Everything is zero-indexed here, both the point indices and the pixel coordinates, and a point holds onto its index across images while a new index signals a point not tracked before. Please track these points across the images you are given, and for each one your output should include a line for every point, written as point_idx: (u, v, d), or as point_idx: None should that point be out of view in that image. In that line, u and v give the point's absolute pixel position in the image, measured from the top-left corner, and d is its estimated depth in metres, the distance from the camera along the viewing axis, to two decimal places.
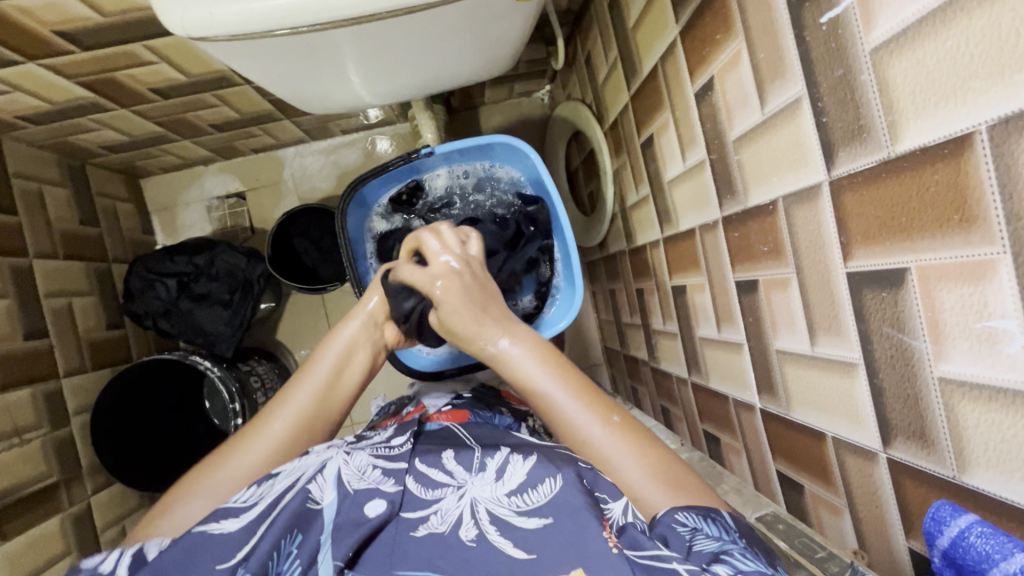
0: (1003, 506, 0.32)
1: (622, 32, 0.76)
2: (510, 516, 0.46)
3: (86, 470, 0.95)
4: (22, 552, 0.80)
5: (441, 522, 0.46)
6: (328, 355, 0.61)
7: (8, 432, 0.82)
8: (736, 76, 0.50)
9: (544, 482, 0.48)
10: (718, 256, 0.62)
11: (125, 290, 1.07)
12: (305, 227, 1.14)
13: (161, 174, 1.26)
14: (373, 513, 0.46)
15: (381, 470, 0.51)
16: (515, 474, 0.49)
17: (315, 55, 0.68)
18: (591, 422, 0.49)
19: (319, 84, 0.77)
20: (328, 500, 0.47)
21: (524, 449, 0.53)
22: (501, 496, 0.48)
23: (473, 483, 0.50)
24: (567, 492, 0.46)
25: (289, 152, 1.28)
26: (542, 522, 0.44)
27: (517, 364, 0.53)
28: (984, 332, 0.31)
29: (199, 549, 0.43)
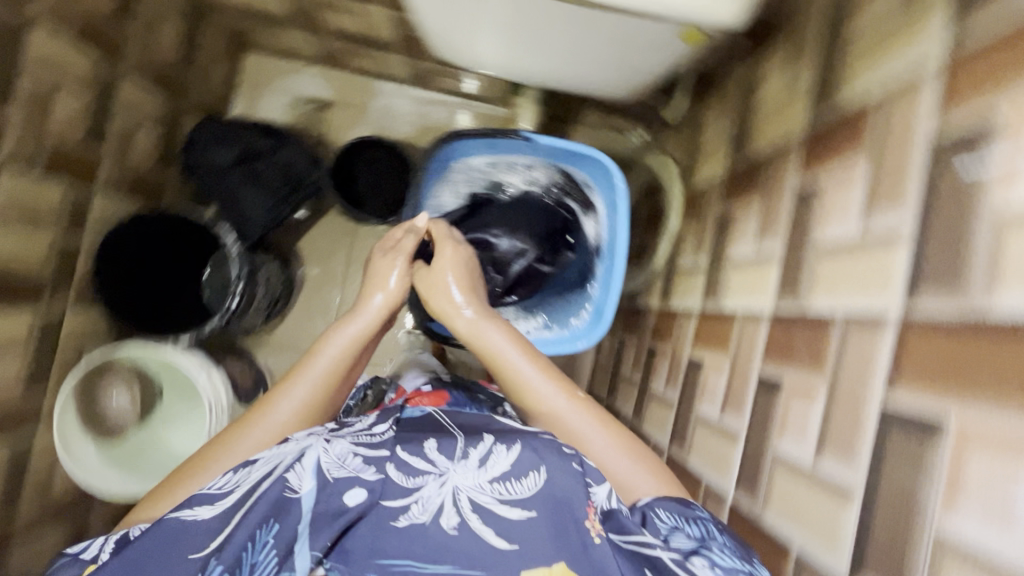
0: None
1: (744, 112, 0.79)
2: (493, 505, 0.46)
3: (75, 286, 0.94)
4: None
5: (422, 512, 0.46)
6: (332, 347, 0.61)
7: (31, 218, 0.82)
8: (847, 190, 0.52)
9: (529, 475, 0.48)
10: (750, 347, 0.63)
11: (188, 137, 1.08)
12: (370, 158, 1.16)
13: (262, 54, 1.29)
14: (352, 503, 0.45)
15: (362, 458, 0.50)
16: (499, 463, 0.49)
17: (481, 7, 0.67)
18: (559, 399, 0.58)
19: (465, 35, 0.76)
20: (305, 489, 0.46)
21: (509, 438, 0.52)
22: (484, 484, 0.47)
23: (455, 472, 0.48)
24: (554, 485, 0.47)
25: (385, 86, 1.31)
26: (525, 515, 0.45)
27: (487, 337, 0.64)
28: (1006, 507, 0.34)
29: (174, 538, 0.45)
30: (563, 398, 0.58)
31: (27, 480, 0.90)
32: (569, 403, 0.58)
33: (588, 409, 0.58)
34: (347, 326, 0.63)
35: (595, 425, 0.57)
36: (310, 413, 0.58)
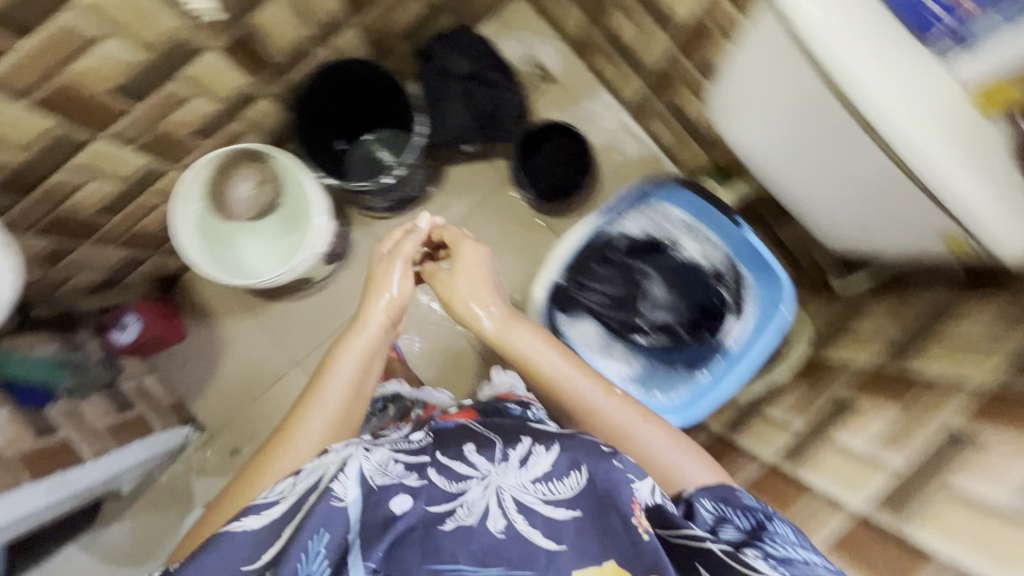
0: None
1: (918, 328, 0.80)
2: (536, 503, 0.53)
3: (287, 80, 0.99)
4: (215, 78, 0.85)
5: (468, 515, 0.53)
6: (343, 367, 0.74)
7: (306, 15, 0.89)
8: (1015, 461, 0.52)
9: (569, 475, 0.55)
10: (816, 528, 0.63)
11: (449, 31, 1.12)
12: (557, 143, 1.18)
13: (530, 10, 1.36)
14: (400, 509, 0.53)
15: (404, 465, 0.59)
16: (539, 462, 0.57)
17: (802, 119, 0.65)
18: (596, 397, 0.75)
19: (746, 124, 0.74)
20: (352, 497, 0.53)
21: (547, 439, 0.61)
22: (527, 485, 0.55)
23: (496, 474, 0.57)
24: (589, 487, 0.54)
25: (605, 98, 1.37)
26: (569, 512, 0.52)
27: (515, 334, 0.78)
28: None
29: (233, 547, 0.51)
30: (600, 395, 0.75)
31: (138, 199, 0.95)
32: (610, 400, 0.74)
33: (625, 408, 0.74)
34: (350, 348, 0.76)
35: (638, 418, 0.73)
36: (335, 425, 0.71)
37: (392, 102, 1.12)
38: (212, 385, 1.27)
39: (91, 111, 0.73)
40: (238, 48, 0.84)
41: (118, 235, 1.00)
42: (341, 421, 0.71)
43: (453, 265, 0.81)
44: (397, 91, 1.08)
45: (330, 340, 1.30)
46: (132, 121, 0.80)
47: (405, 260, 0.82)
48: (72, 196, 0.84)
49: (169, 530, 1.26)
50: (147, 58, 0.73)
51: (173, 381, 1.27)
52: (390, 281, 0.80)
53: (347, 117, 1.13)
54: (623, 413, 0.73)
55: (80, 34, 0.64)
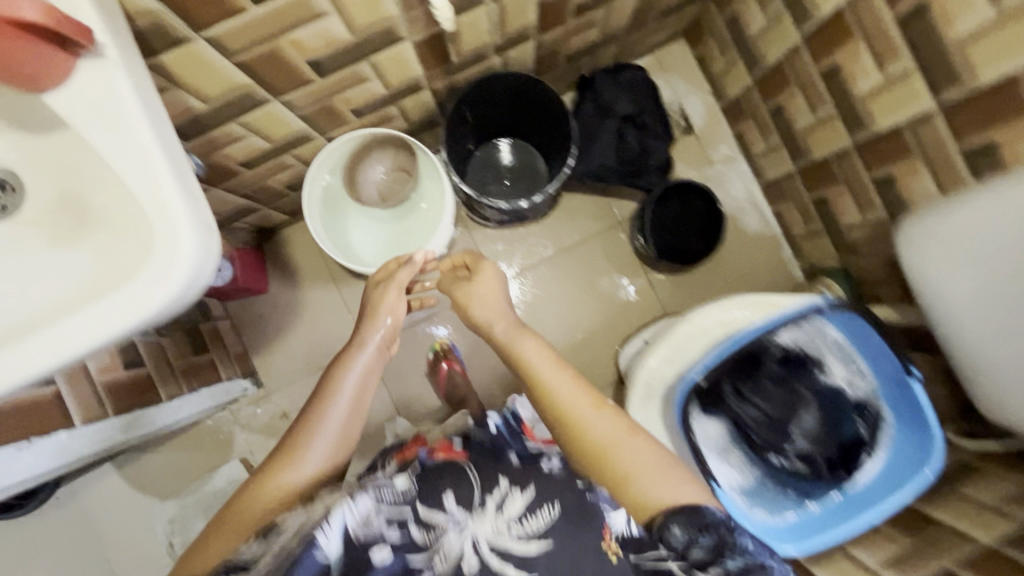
0: None
1: None
2: (513, 542, 0.62)
3: (453, 79, 0.96)
4: (397, 67, 0.82)
5: (443, 560, 0.61)
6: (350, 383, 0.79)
7: (502, 25, 0.85)
8: None
9: (541, 510, 0.64)
10: None
11: (618, 67, 1.07)
12: (691, 204, 1.13)
13: (691, 57, 1.31)
14: (379, 562, 0.61)
15: (382, 517, 0.65)
16: (513, 504, 0.65)
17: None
18: (565, 377, 0.75)
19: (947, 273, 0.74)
20: (330, 550, 0.60)
21: (525, 480, 0.67)
22: (506, 527, 0.63)
23: (473, 521, 0.63)
24: (561, 524, 0.63)
25: (741, 166, 1.32)
26: (540, 546, 0.61)
27: (520, 346, 0.80)
28: None
29: None
30: (585, 405, 0.72)
31: (278, 158, 0.94)
32: (592, 412, 0.71)
33: (615, 422, 0.71)
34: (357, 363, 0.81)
35: (627, 435, 0.69)
36: (338, 439, 0.75)
37: (542, 119, 1.09)
38: (279, 344, 1.27)
39: (282, 77, 0.71)
40: (430, 44, 0.81)
41: (246, 186, 0.99)
42: (346, 435, 0.76)
43: (472, 279, 0.89)
44: (552, 111, 1.05)
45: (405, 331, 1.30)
46: (311, 92, 0.78)
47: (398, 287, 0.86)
48: (227, 146, 0.82)
49: (202, 471, 1.26)
50: (353, 39, 0.70)
51: (244, 329, 1.26)
52: (388, 306, 0.85)
53: (492, 121, 1.12)
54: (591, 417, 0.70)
55: (310, 9, 0.61)
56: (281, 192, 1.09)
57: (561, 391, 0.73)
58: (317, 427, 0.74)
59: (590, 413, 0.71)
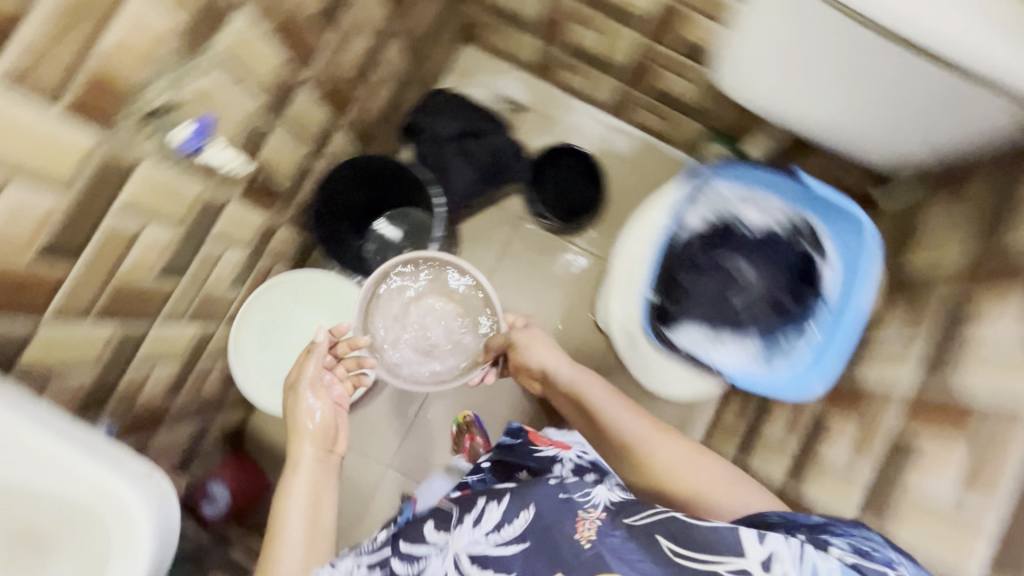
0: None
1: (996, 208, 0.79)
2: (488, 549, 0.63)
3: (298, 202, 0.99)
4: (238, 222, 0.83)
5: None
6: (303, 485, 0.77)
7: (303, 128, 0.88)
8: None
9: (518, 517, 0.64)
10: (1004, 436, 0.61)
11: (425, 104, 1.15)
12: (563, 164, 1.20)
13: (482, 51, 1.38)
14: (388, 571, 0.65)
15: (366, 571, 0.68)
16: (490, 517, 0.65)
17: (793, 68, 0.76)
18: (598, 399, 0.88)
19: (778, 86, 0.81)
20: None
21: (496, 494, 0.68)
22: (479, 537, 0.64)
23: (455, 538, 0.65)
24: (540, 523, 0.63)
25: (582, 107, 1.38)
26: (518, 547, 0.61)
27: (579, 381, 0.90)
28: None
29: None
30: (625, 408, 0.86)
31: (193, 368, 0.93)
32: (650, 430, 0.82)
33: (640, 420, 0.84)
34: (302, 471, 0.78)
35: (654, 431, 0.82)
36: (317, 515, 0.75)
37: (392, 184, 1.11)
38: None
39: (143, 300, 0.71)
40: (253, 187, 0.82)
41: (187, 408, 0.97)
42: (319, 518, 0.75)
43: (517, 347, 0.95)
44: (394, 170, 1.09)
45: (406, 435, 1.25)
46: (179, 294, 0.79)
47: (309, 382, 0.83)
48: (142, 390, 0.81)
49: None
50: (182, 229, 0.72)
51: None
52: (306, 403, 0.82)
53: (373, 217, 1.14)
54: (620, 410, 0.85)
55: (123, 232, 0.62)
56: (220, 394, 1.08)
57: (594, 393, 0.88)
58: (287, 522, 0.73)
59: (632, 425, 0.83)
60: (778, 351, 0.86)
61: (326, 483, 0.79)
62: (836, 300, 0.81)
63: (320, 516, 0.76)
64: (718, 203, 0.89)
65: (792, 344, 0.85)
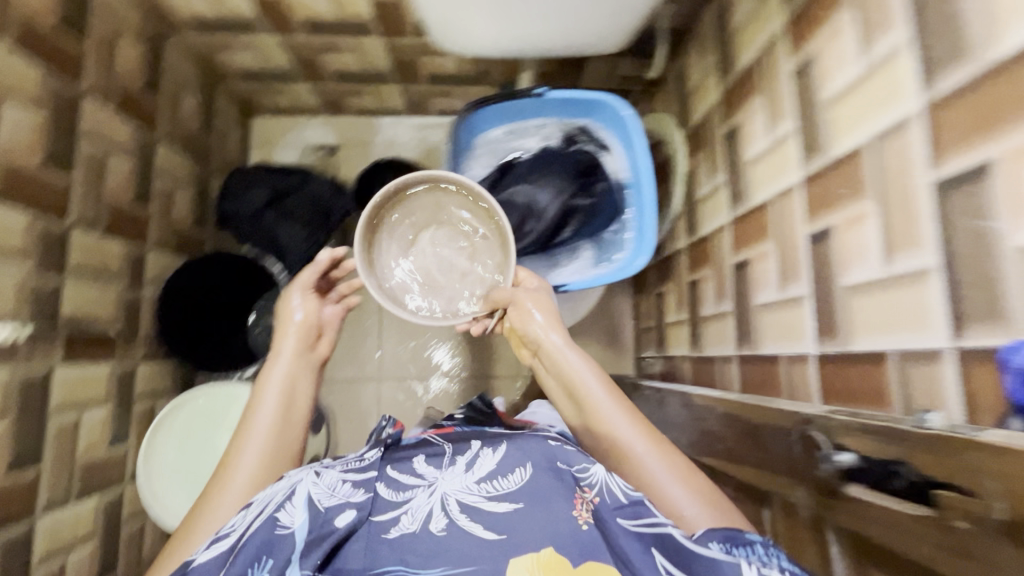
0: (986, 353, 0.40)
1: (722, 39, 0.87)
2: (480, 501, 0.57)
3: (143, 336, 0.97)
4: (75, 383, 0.81)
5: (412, 520, 0.56)
6: (276, 391, 0.72)
7: (99, 268, 0.86)
8: (840, 42, 0.58)
9: (514, 471, 0.61)
10: (790, 219, 0.68)
11: (223, 189, 1.13)
12: (387, 179, 1.23)
13: (270, 115, 1.39)
14: (343, 523, 0.54)
15: (350, 484, 0.59)
16: (484, 464, 0.62)
17: (453, 7, 0.76)
18: (596, 395, 0.70)
19: (458, 28, 0.81)
20: (296, 523, 0.54)
21: (492, 442, 0.65)
22: (471, 487, 0.59)
23: (443, 480, 0.60)
24: (537, 483, 0.59)
25: (385, 121, 1.41)
26: (512, 506, 0.57)
27: (567, 361, 0.74)
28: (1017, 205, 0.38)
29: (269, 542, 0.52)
30: (642, 443, 0.63)
31: (120, 535, 0.91)
32: (646, 447, 0.63)
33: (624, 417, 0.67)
34: (279, 366, 0.75)
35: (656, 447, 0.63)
36: (269, 459, 0.66)
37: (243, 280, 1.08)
38: None
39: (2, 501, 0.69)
40: (72, 344, 0.81)
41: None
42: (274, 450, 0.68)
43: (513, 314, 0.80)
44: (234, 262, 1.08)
45: None
46: (49, 477, 0.76)
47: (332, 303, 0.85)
48: None
49: None
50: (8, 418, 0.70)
51: None
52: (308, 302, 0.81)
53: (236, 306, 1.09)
54: (610, 410, 0.68)
55: None
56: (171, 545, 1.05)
57: (594, 393, 0.70)
58: (252, 424, 0.69)
59: (624, 430, 0.66)
60: (609, 245, 0.87)
61: (289, 430, 0.71)
62: (630, 173, 0.85)
63: (292, 405, 0.73)
64: (494, 145, 0.91)
65: (620, 233, 0.87)
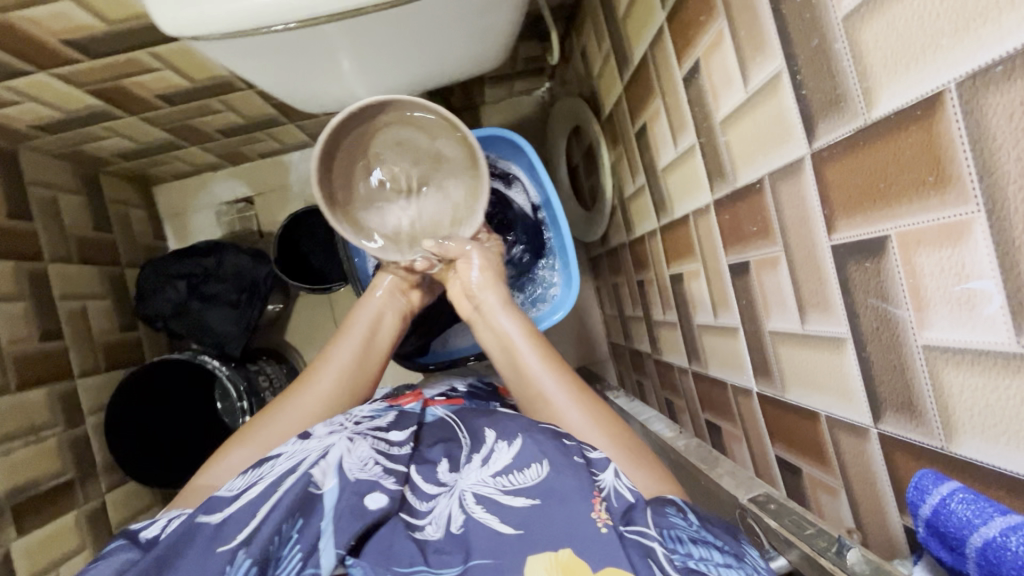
0: (907, 445, 0.37)
1: (613, 25, 0.77)
2: (498, 495, 0.50)
3: (101, 467, 0.95)
4: (37, 548, 0.80)
5: (435, 528, 0.49)
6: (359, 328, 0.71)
7: (23, 429, 0.82)
8: (720, 56, 0.50)
9: (531, 465, 0.51)
10: (711, 240, 0.62)
11: (139, 291, 1.08)
12: (310, 229, 1.14)
13: (172, 181, 1.28)
14: (375, 506, 0.48)
15: (382, 466, 0.53)
16: (501, 457, 0.54)
17: (306, 62, 0.62)
18: (524, 348, 0.64)
19: (299, 96, 0.70)
20: (328, 486, 0.49)
21: (509, 433, 0.56)
22: (487, 478, 0.52)
23: (462, 479, 0.54)
24: (556, 475, 0.49)
25: (295, 157, 1.29)
26: (529, 502, 0.48)
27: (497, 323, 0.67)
28: (914, 294, 0.34)
29: (300, 504, 0.46)
30: (564, 391, 0.59)
31: None
32: (569, 396, 0.58)
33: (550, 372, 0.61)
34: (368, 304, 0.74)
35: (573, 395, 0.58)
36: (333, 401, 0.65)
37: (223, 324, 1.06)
38: None
39: None
40: (17, 514, 0.79)
41: None
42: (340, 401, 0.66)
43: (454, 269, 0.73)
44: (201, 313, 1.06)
45: None
46: None
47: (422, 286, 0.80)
48: None
49: None
50: None
51: None
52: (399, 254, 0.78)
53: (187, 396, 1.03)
54: (539, 367, 0.62)
55: None
56: None
57: (527, 356, 0.63)
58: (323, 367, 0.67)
59: (549, 380, 0.60)
60: (538, 284, 0.82)
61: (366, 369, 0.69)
62: (540, 196, 0.79)
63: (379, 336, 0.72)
64: None
65: (548, 269, 0.82)
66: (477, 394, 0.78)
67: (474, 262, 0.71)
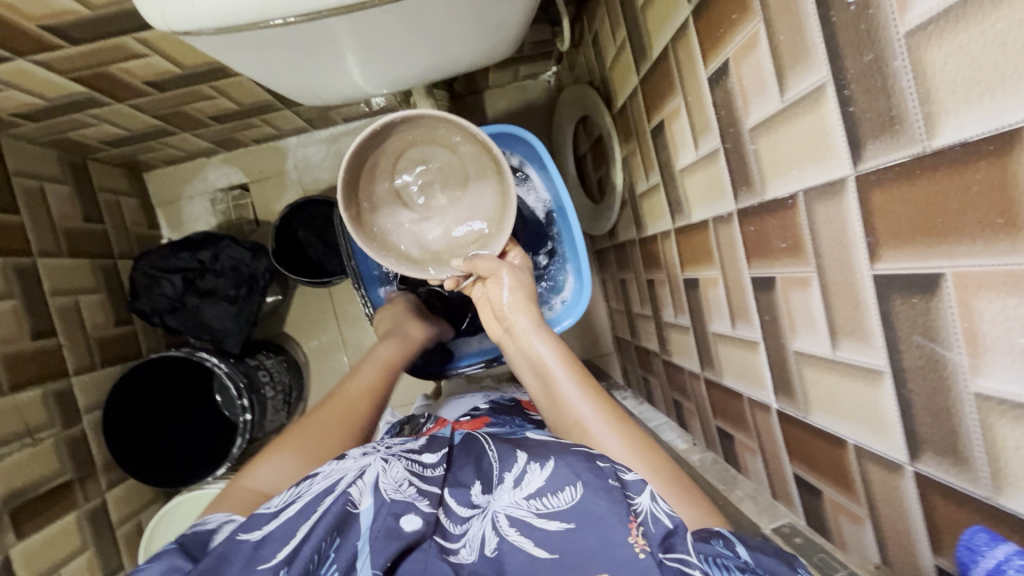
0: (945, 489, 0.35)
1: (631, 13, 0.72)
2: (530, 518, 0.46)
3: (100, 465, 0.94)
4: (38, 551, 0.79)
5: (469, 551, 0.46)
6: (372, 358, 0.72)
7: (18, 431, 0.81)
8: (754, 60, 0.46)
9: (564, 488, 0.47)
10: (732, 250, 0.59)
11: (133, 287, 1.05)
12: (309, 220, 1.10)
13: (164, 168, 1.24)
14: (409, 528, 0.46)
15: (417, 487, 0.50)
16: (533, 479, 0.49)
17: (306, 55, 0.57)
18: (558, 375, 0.61)
19: (299, 90, 0.66)
20: (365, 505, 0.47)
21: (542, 454, 0.52)
22: (519, 500, 0.48)
23: (496, 500, 0.50)
24: (591, 499, 0.45)
25: (291, 142, 1.24)
26: (564, 527, 0.45)
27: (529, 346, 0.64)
28: (969, 337, 0.31)
29: (338, 524, 0.45)
30: (602, 419, 0.56)
31: None
32: (608, 423, 0.55)
33: (588, 396, 0.58)
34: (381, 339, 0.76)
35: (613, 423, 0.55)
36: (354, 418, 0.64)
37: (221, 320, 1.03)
38: None
39: None
40: (15, 517, 0.77)
41: None
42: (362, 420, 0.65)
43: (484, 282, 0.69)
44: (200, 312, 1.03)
45: None
46: None
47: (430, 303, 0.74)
48: None
49: None
50: None
51: None
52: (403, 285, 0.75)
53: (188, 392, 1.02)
54: (576, 395, 0.58)
55: None
56: None
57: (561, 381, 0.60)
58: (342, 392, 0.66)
59: (586, 407, 0.57)
60: (548, 289, 0.80)
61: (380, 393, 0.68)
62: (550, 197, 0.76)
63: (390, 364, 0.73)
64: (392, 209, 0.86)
65: (560, 276, 0.79)
66: (497, 410, 0.76)
67: (504, 283, 0.67)
